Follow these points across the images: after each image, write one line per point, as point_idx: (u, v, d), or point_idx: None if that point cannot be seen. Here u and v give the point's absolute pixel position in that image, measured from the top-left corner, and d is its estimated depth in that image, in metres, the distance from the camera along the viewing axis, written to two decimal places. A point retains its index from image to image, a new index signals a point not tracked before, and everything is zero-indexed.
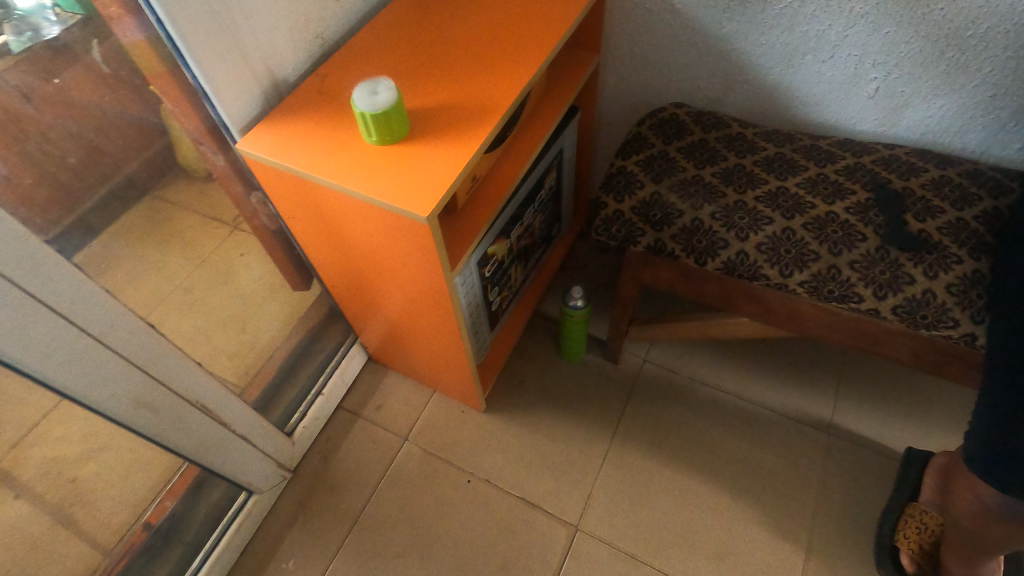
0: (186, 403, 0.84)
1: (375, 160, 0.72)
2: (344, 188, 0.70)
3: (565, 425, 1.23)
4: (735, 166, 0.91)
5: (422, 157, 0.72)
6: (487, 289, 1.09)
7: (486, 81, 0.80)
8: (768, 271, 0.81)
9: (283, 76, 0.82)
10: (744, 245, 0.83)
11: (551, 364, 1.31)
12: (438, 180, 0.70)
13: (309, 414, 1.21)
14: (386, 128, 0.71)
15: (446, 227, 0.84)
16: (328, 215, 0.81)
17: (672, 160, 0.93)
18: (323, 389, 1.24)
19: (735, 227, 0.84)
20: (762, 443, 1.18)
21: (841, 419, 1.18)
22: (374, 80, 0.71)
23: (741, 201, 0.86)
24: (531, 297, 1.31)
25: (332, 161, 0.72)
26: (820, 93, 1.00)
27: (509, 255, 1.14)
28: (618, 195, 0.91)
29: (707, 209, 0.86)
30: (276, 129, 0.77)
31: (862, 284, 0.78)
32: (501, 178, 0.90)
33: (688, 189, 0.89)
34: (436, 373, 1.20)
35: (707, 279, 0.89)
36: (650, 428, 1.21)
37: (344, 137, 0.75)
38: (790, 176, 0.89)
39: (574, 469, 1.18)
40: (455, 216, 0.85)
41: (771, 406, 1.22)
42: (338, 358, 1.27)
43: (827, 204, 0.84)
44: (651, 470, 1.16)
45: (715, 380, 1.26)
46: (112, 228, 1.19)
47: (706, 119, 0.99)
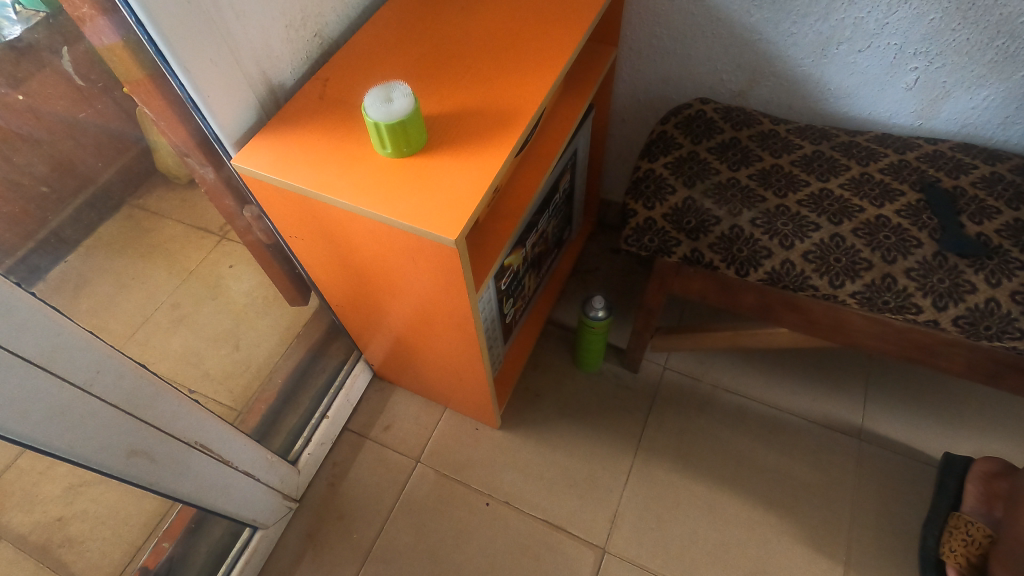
0: (183, 445, 0.77)
1: (392, 176, 0.64)
2: (357, 208, 0.62)
3: (587, 440, 1.17)
4: (772, 167, 0.85)
5: (444, 171, 0.64)
6: (502, 301, 1.03)
7: (509, 83, 0.72)
8: (816, 282, 0.75)
9: (281, 81, 0.74)
10: (789, 254, 0.77)
11: (567, 375, 1.25)
12: (464, 198, 0.62)
13: (314, 440, 1.13)
14: (402, 138, 0.64)
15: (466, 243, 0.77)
16: (337, 234, 0.73)
17: (704, 161, 0.87)
18: (328, 412, 1.16)
19: (779, 234, 0.78)
20: (792, 451, 1.13)
21: (871, 424, 1.14)
22: (389, 85, 0.64)
23: (783, 205, 0.80)
24: (544, 305, 1.25)
25: (342, 177, 0.65)
26: (854, 85, 0.94)
27: (524, 264, 1.07)
28: (648, 201, 0.84)
29: (747, 215, 0.80)
30: (276, 141, 0.69)
31: (920, 295, 0.72)
32: (523, 187, 0.83)
33: (724, 193, 0.83)
34: (448, 391, 1.12)
35: (746, 289, 0.83)
36: (675, 440, 1.16)
37: (355, 149, 0.67)
38: (832, 177, 0.82)
39: (598, 486, 1.12)
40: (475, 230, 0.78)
41: (799, 412, 1.17)
42: (342, 378, 1.20)
43: (876, 207, 0.78)
44: (679, 485, 1.11)
45: (740, 387, 1.21)
46: (88, 243, 1.14)
47: (735, 115, 0.93)
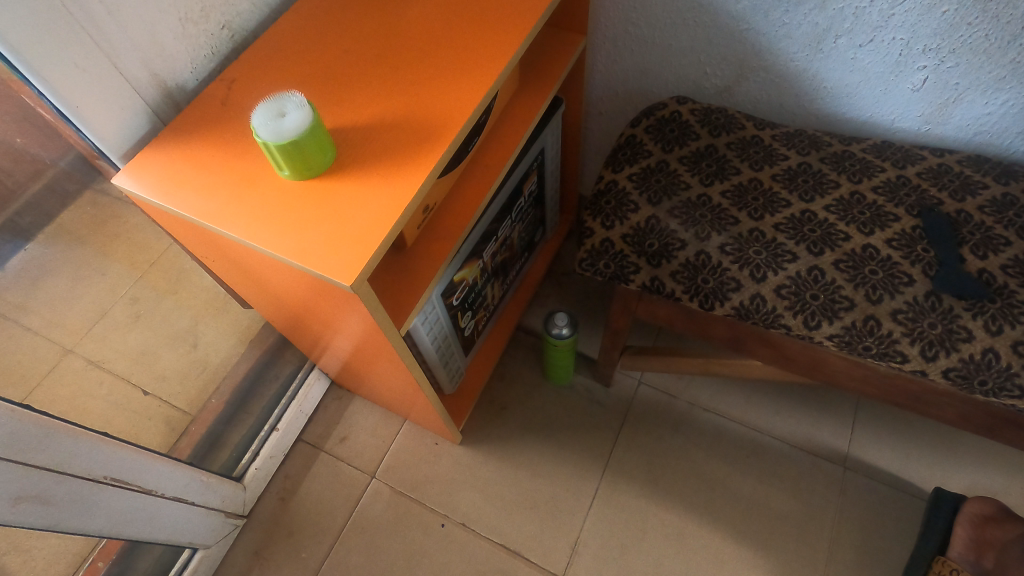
0: (88, 481, 0.71)
1: (290, 203, 0.56)
2: (247, 242, 0.54)
3: (552, 458, 1.10)
4: (750, 181, 0.75)
5: (349, 198, 0.55)
6: (457, 316, 0.95)
7: (438, 88, 0.62)
8: (788, 321, 0.66)
9: (180, 83, 0.64)
10: (760, 288, 0.67)
11: (535, 387, 1.18)
12: (368, 232, 0.53)
13: (262, 454, 1.07)
14: (299, 159, 0.54)
15: (393, 269, 0.68)
16: (245, 261, 0.65)
17: (673, 173, 0.77)
18: (278, 425, 1.10)
19: (750, 264, 0.68)
20: (770, 478, 1.06)
21: (858, 451, 1.06)
22: (281, 97, 0.55)
23: (758, 229, 0.70)
24: (512, 312, 1.16)
25: (235, 204, 0.56)
26: (854, 83, 0.82)
27: (483, 275, 0.98)
28: (607, 219, 0.75)
29: (716, 239, 0.70)
30: (167, 156, 0.60)
31: (906, 341, 0.63)
32: (465, 203, 0.73)
33: (693, 212, 0.73)
34: (403, 407, 1.05)
35: (713, 321, 0.74)
36: (646, 461, 1.09)
37: (253, 168, 0.58)
38: (818, 196, 0.72)
39: (560, 510, 1.06)
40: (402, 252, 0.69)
41: (780, 435, 1.09)
42: (295, 388, 1.14)
43: (864, 235, 0.68)
44: (647, 511, 1.05)
45: (719, 405, 1.13)
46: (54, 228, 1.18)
47: (715, 117, 0.82)
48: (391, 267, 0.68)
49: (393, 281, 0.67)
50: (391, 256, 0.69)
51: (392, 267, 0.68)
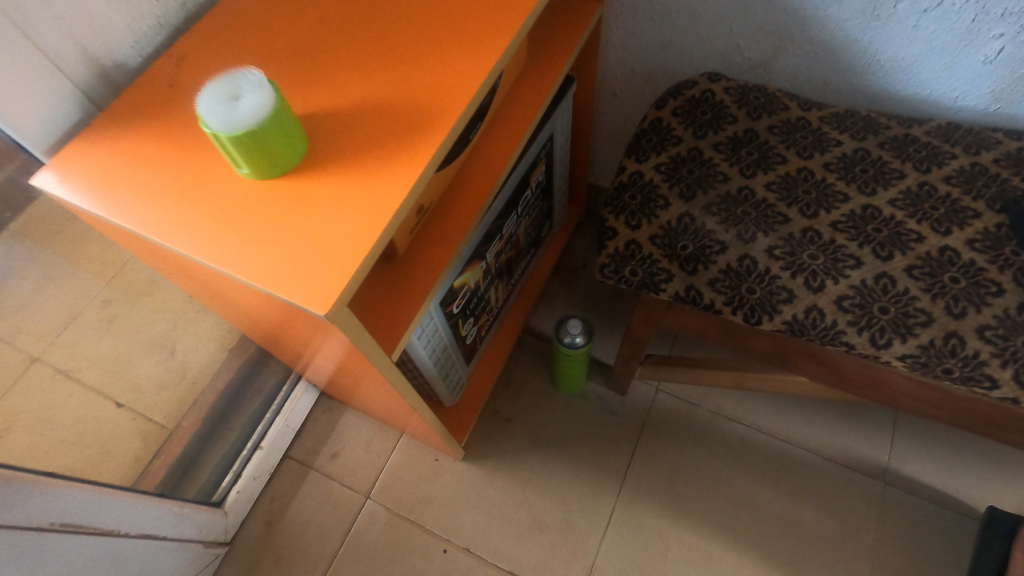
0: (28, 531, 0.62)
1: (250, 211, 0.45)
2: (196, 259, 0.43)
3: (564, 475, 1.01)
4: (799, 171, 0.64)
5: (323, 202, 0.44)
6: (458, 325, 0.84)
7: (431, 65, 0.51)
8: (852, 338, 0.56)
9: (118, 60, 0.53)
10: (816, 299, 0.57)
11: (543, 396, 1.08)
12: (346, 246, 0.42)
13: (244, 476, 0.98)
14: (259, 155, 0.43)
15: (379, 282, 0.57)
16: (203, 276, 0.55)
17: (708, 163, 0.66)
18: (261, 443, 1.00)
19: (805, 270, 0.58)
20: (803, 495, 0.97)
21: (899, 464, 0.97)
22: (236, 75, 0.43)
23: (812, 229, 0.59)
24: (517, 315, 1.06)
25: (184, 211, 0.45)
26: (913, 56, 0.71)
27: (486, 277, 0.88)
28: (633, 218, 0.64)
29: (762, 241, 0.60)
30: (103, 151, 0.49)
31: (997, 364, 0.52)
32: (468, 202, 0.63)
33: (734, 209, 0.62)
34: (400, 422, 0.96)
35: (755, 335, 0.64)
36: (666, 477, 0.99)
37: (206, 163, 0.47)
38: (880, 188, 0.61)
39: (573, 533, 0.96)
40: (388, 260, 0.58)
41: (814, 447, 1.00)
42: (280, 402, 1.04)
43: (939, 235, 0.57)
44: (668, 533, 0.96)
45: (746, 415, 1.03)
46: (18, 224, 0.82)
47: (754, 96, 0.71)
48: (378, 279, 0.57)
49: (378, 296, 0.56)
50: (377, 266, 0.58)
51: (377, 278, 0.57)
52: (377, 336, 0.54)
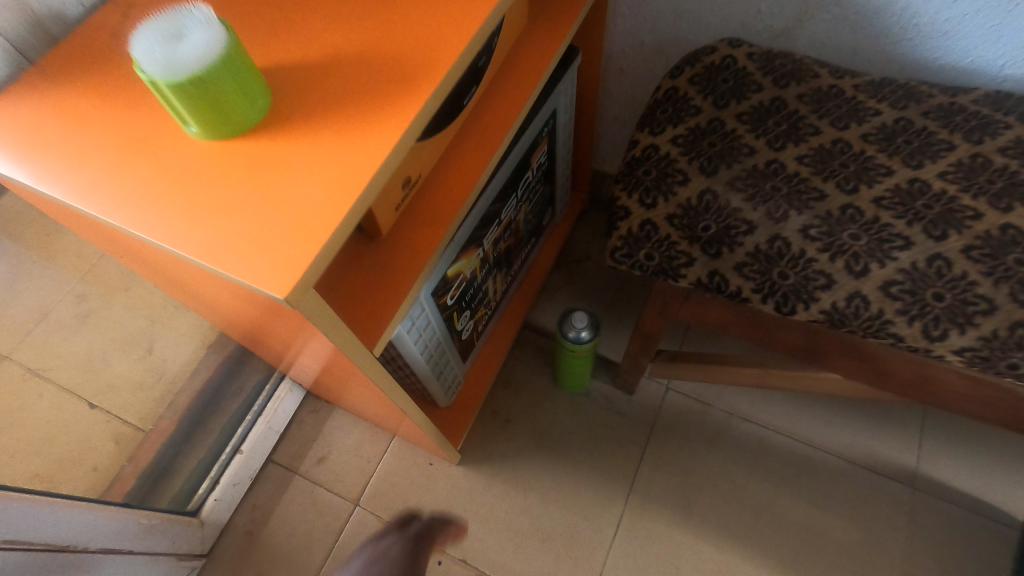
0: None
1: (200, 177, 0.37)
2: (132, 232, 0.36)
3: (568, 480, 0.94)
4: (834, 143, 0.57)
5: (286, 166, 0.37)
6: (452, 318, 0.77)
7: (416, 12, 0.44)
8: (901, 329, 0.49)
9: (55, 8, 0.47)
10: (860, 285, 0.50)
11: (545, 395, 1.01)
12: (312, 218, 0.35)
13: (222, 483, 0.90)
14: (208, 109, 0.36)
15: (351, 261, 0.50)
16: (156, 257, 0.48)
17: (731, 135, 0.59)
18: (242, 446, 0.93)
19: (846, 252, 0.51)
20: (826, 502, 0.90)
21: (929, 468, 0.90)
22: (180, 13, 0.36)
23: (852, 206, 0.52)
24: (517, 309, 0.99)
25: (122, 178, 0.38)
26: (956, 18, 0.64)
27: (484, 266, 0.81)
28: (648, 195, 0.57)
29: (796, 220, 0.53)
30: (31, 109, 0.42)
31: None
32: (461, 177, 0.55)
33: (762, 185, 0.55)
34: (391, 423, 0.89)
35: (786, 328, 0.57)
36: (677, 482, 0.93)
37: (151, 123, 0.40)
38: (928, 160, 0.54)
39: (579, 543, 0.89)
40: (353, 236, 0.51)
41: (836, 450, 0.93)
42: (262, 402, 0.97)
43: (998, 211, 0.50)
44: (681, 543, 0.89)
45: (763, 415, 0.96)
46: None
47: (780, 63, 0.64)
48: (358, 262, 0.50)
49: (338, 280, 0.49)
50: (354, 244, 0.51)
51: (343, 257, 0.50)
52: (354, 329, 0.46)
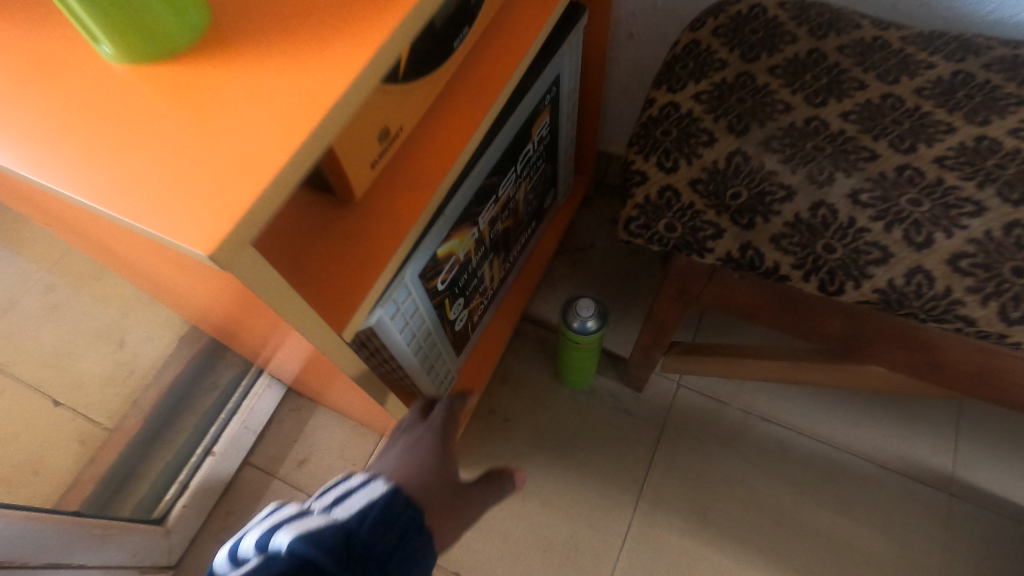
0: None
1: (111, 108, 0.29)
2: (17, 171, 0.28)
3: (571, 485, 0.86)
4: (883, 98, 0.49)
5: (222, 94, 0.29)
6: (443, 305, 0.69)
7: None
8: (973, 311, 0.41)
9: None
10: (922, 259, 0.42)
11: (547, 392, 0.93)
12: (249, 155, 0.27)
13: (190, 489, 0.82)
14: (117, 16, 0.28)
15: (299, 222, 0.42)
16: None
17: (763, 90, 0.51)
18: (214, 448, 0.85)
19: (905, 220, 0.43)
20: (853, 509, 0.82)
21: (966, 472, 0.83)
22: None
23: (910, 167, 0.45)
24: (516, 298, 0.92)
25: (9, 105, 0.30)
26: None
27: (479, 248, 0.73)
28: (668, 158, 0.49)
29: (843, 185, 0.45)
30: None
31: None
32: (450, 135, 0.47)
33: (802, 145, 0.47)
34: (377, 422, 0.81)
35: (827, 312, 0.49)
36: (691, 487, 0.85)
37: (57, 44, 0.32)
38: (995, 116, 0.46)
39: (583, 554, 0.81)
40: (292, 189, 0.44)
41: (864, 452, 0.85)
42: (238, 399, 0.88)
43: None
44: (696, 554, 0.81)
45: (783, 414, 0.89)
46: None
47: (816, 11, 0.56)
48: (321, 228, 0.42)
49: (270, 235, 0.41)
50: (312, 207, 0.43)
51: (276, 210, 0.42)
52: (315, 307, 0.39)
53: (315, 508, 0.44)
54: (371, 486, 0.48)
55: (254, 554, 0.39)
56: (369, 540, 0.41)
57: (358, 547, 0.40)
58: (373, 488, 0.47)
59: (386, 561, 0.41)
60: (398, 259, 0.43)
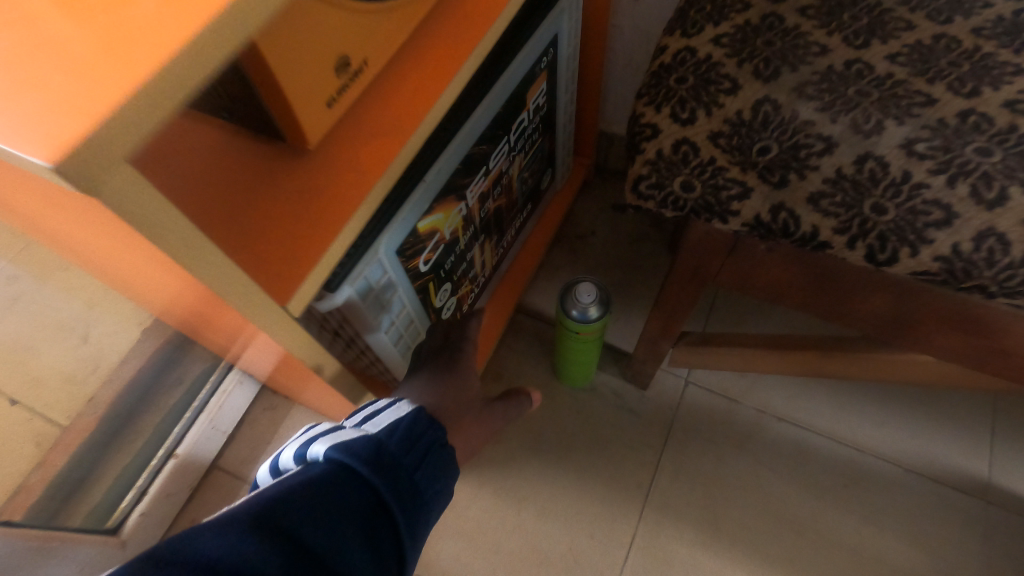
0: None
1: None
2: None
3: (569, 491, 0.79)
4: (938, 37, 0.42)
5: None
6: (426, 289, 0.62)
7: None
8: None
9: None
10: (994, 219, 0.35)
11: (543, 390, 0.86)
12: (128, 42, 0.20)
13: (149, 494, 0.75)
14: None
15: (230, 168, 0.35)
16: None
17: (795, 29, 0.43)
18: (176, 450, 0.78)
19: (972, 174, 0.36)
20: (879, 518, 0.75)
21: (1002, 478, 0.75)
22: None
23: (976, 113, 0.37)
24: (510, 287, 0.84)
25: None
26: None
27: (467, 227, 0.66)
28: (684, 107, 0.42)
29: (894, 134, 0.38)
30: None
31: None
32: (428, 77, 0.40)
33: (843, 90, 0.40)
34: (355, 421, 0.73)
35: (870, 289, 0.42)
36: (701, 494, 0.77)
37: None
38: None
39: (582, 568, 0.74)
40: (210, 124, 0.37)
41: (890, 455, 0.78)
42: (205, 397, 0.81)
43: None
44: (706, 568, 0.73)
45: (801, 413, 0.81)
46: None
47: None
48: (261, 178, 0.35)
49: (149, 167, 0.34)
50: (250, 151, 0.36)
51: (187, 148, 0.35)
52: (249, 272, 0.32)
53: (346, 426, 0.43)
54: (398, 408, 0.47)
55: (291, 465, 0.39)
56: (399, 452, 0.40)
57: (388, 459, 0.38)
58: (399, 408, 0.46)
59: (415, 472, 0.39)
60: (359, 219, 0.36)
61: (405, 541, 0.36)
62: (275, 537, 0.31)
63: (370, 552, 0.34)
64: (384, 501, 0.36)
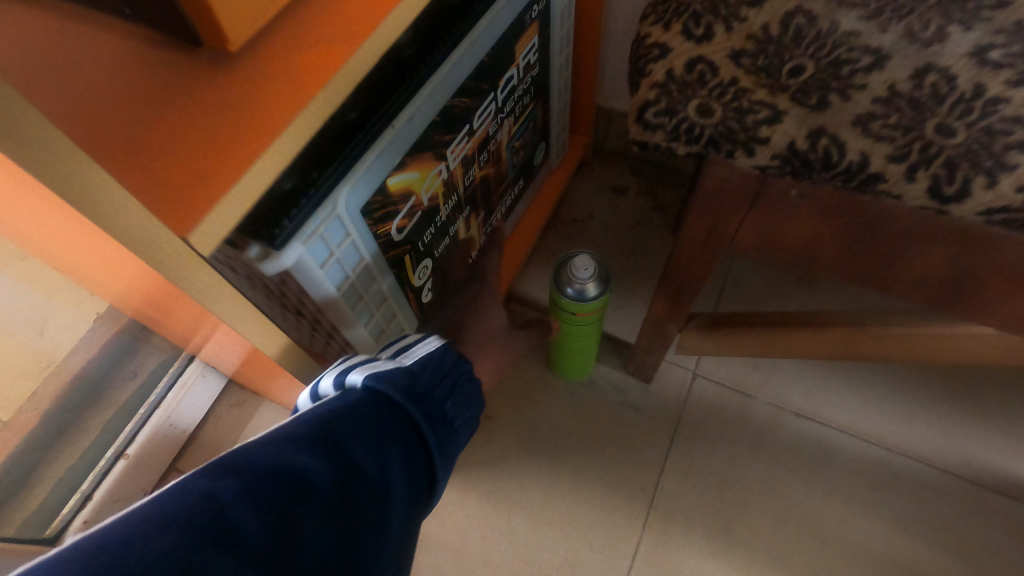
0: None
1: None
2: None
3: (566, 496, 0.71)
4: None
5: None
6: (400, 263, 0.55)
7: None
8: None
9: None
10: None
11: (537, 385, 0.78)
12: None
13: (96, 499, 0.67)
14: None
15: (124, 73, 0.28)
16: None
17: None
18: (127, 449, 0.70)
19: None
20: (914, 525, 0.67)
21: None
22: None
23: None
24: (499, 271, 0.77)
25: None
26: None
27: (449, 196, 0.58)
28: (698, 23, 0.35)
29: (961, 41, 0.30)
30: None
31: None
32: None
33: None
34: None
35: (926, 243, 0.35)
36: (713, 498, 0.69)
37: None
38: None
39: None
40: (101, 26, 0.30)
41: (923, 455, 0.70)
42: (162, 391, 0.74)
43: None
44: None
45: (822, 409, 0.74)
46: None
47: None
48: (163, 84, 0.28)
49: (10, 66, 0.28)
50: (160, 57, 0.29)
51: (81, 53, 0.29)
52: (137, 198, 0.25)
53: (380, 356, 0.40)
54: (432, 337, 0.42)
55: (324, 394, 0.37)
56: (431, 385, 0.37)
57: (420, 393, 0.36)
58: (433, 339, 0.41)
59: (446, 403, 0.37)
60: (291, 141, 0.29)
61: (439, 473, 0.35)
62: (322, 451, 0.31)
63: (406, 479, 0.33)
64: (419, 431, 0.34)
